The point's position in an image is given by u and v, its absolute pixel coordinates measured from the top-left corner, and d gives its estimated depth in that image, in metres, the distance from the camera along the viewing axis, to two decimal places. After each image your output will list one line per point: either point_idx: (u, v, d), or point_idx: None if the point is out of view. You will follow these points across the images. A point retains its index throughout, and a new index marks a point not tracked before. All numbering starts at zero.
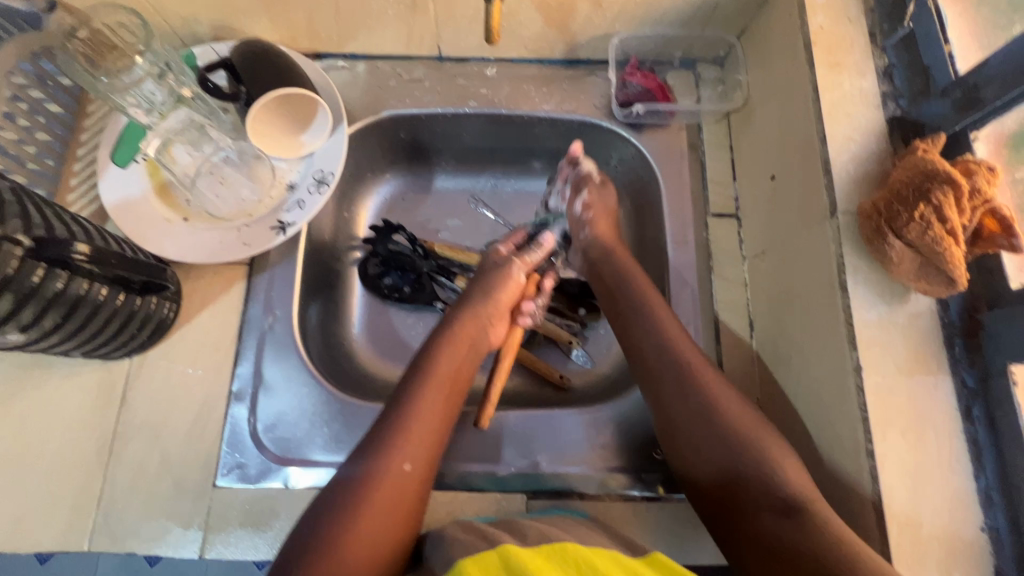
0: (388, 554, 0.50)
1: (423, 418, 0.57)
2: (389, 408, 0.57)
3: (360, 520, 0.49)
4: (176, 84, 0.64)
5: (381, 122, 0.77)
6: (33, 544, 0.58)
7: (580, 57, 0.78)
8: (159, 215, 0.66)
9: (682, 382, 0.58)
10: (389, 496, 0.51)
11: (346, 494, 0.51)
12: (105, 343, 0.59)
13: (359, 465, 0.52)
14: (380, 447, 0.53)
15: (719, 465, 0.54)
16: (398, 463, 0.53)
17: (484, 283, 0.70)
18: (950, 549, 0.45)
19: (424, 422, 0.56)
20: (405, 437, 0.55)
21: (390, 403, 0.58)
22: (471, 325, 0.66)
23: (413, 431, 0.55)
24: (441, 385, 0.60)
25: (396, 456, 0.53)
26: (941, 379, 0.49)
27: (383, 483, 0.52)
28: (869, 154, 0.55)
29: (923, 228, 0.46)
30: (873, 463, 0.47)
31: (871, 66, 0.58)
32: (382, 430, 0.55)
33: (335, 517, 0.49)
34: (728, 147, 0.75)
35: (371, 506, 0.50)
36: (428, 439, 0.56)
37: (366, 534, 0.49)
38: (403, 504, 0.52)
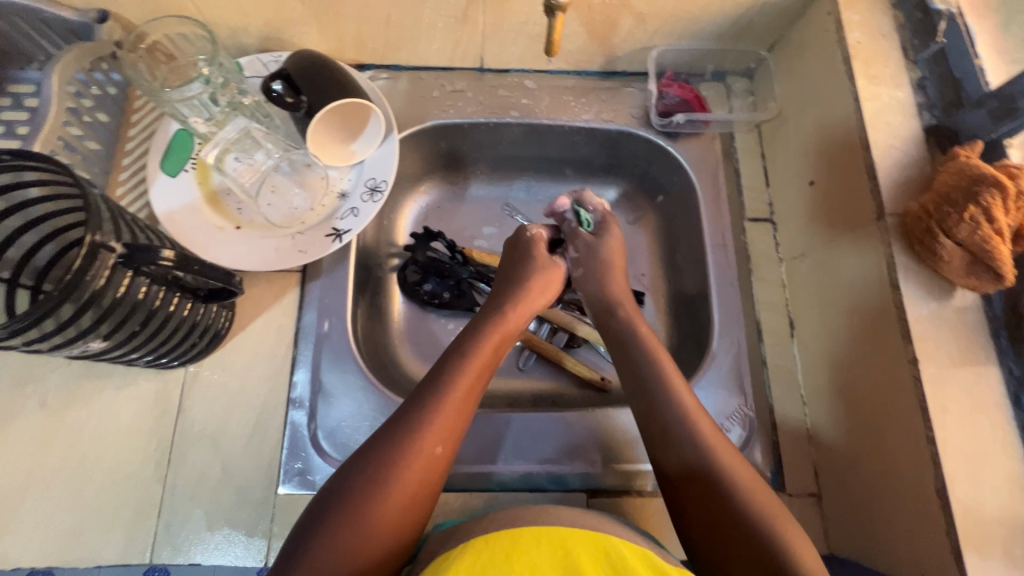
0: (407, 533, 0.49)
1: (457, 400, 0.56)
2: (426, 384, 0.57)
3: (386, 496, 0.49)
4: (237, 94, 0.67)
5: (425, 132, 0.78)
6: (95, 556, 0.58)
7: (616, 69, 0.81)
8: (210, 223, 0.66)
9: (669, 404, 0.57)
10: (419, 475, 0.51)
11: (377, 468, 0.50)
12: (168, 352, 0.59)
13: (393, 438, 0.52)
14: (415, 423, 0.53)
15: (689, 471, 0.54)
16: (431, 442, 0.52)
17: (529, 270, 0.69)
18: (1012, 529, 0.48)
19: (459, 403, 0.56)
20: (439, 416, 0.54)
21: (427, 379, 0.58)
22: (514, 313, 0.66)
23: (449, 411, 0.55)
24: (479, 367, 0.59)
25: (430, 434, 0.52)
26: (990, 368, 0.53)
27: (414, 460, 0.51)
28: (910, 160, 0.58)
29: (972, 228, 0.50)
30: (935, 449, 0.50)
31: (905, 78, 0.62)
32: (411, 410, 0.54)
33: (362, 490, 0.49)
34: (760, 155, 0.79)
35: (400, 483, 0.50)
36: (460, 422, 0.55)
37: (389, 512, 0.48)
38: (427, 484, 0.51)
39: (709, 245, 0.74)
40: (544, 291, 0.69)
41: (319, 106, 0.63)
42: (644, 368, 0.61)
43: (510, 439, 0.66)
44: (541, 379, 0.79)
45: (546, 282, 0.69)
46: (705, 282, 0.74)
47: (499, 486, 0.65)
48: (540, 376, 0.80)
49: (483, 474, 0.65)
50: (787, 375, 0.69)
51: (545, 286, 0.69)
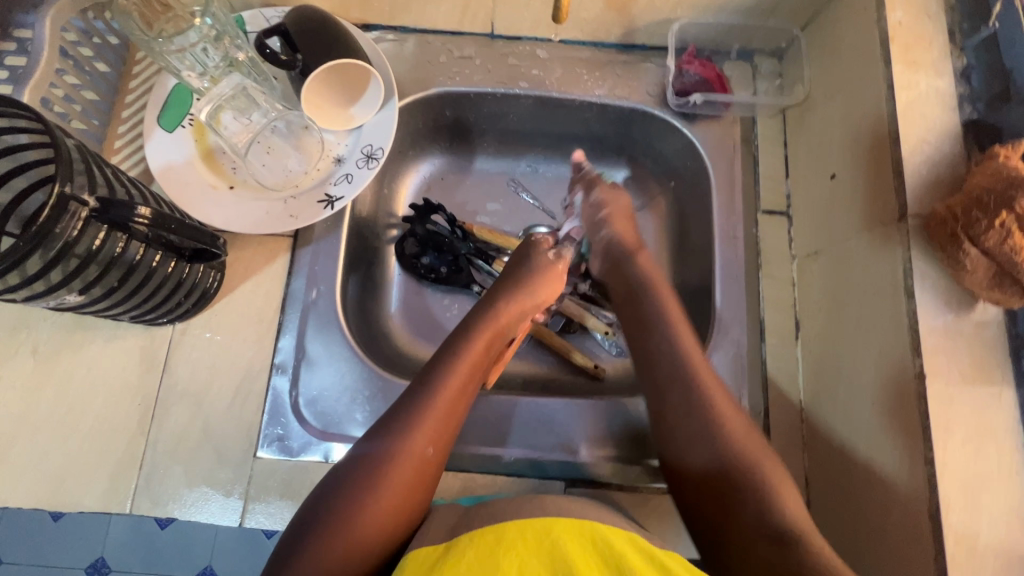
0: (399, 535, 0.49)
1: (445, 407, 0.54)
2: (414, 390, 0.55)
3: (377, 502, 0.48)
4: (232, 48, 0.65)
5: (428, 99, 0.75)
6: (78, 502, 0.60)
7: (635, 42, 0.76)
8: (205, 182, 0.65)
9: (690, 401, 0.56)
10: (410, 479, 0.50)
11: (365, 472, 0.49)
12: (153, 308, 0.59)
13: (381, 444, 0.51)
14: (402, 428, 0.52)
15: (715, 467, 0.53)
16: (420, 448, 0.52)
17: (528, 267, 0.66)
18: (1007, 562, 0.45)
19: (448, 407, 0.54)
20: (427, 420, 0.53)
21: (415, 382, 0.56)
22: (511, 312, 0.63)
23: (437, 415, 0.54)
24: (470, 370, 0.58)
25: (419, 439, 0.52)
26: (1005, 390, 0.49)
27: (403, 465, 0.50)
28: (943, 158, 0.53)
29: (1003, 235, 0.46)
30: (932, 472, 0.47)
31: (948, 66, 0.56)
32: (404, 410, 0.53)
33: (351, 496, 0.48)
34: (782, 143, 0.73)
35: (389, 486, 0.49)
36: (449, 425, 0.54)
37: (379, 519, 0.48)
38: (419, 486, 0.51)
39: (717, 236, 0.70)
40: (547, 283, 0.66)
41: (311, 61, 0.61)
42: (668, 356, 0.59)
43: (491, 421, 0.65)
44: (532, 363, 0.77)
45: (547, 277, 0.66)
46: (709, 275, 0.71)
47: (477, 468, 0.64)
48: (533, 360, 0.78)
49: (462, 455, 0.64)
50: (785, 378, 0.65)
51: (547, 284, 0.66)
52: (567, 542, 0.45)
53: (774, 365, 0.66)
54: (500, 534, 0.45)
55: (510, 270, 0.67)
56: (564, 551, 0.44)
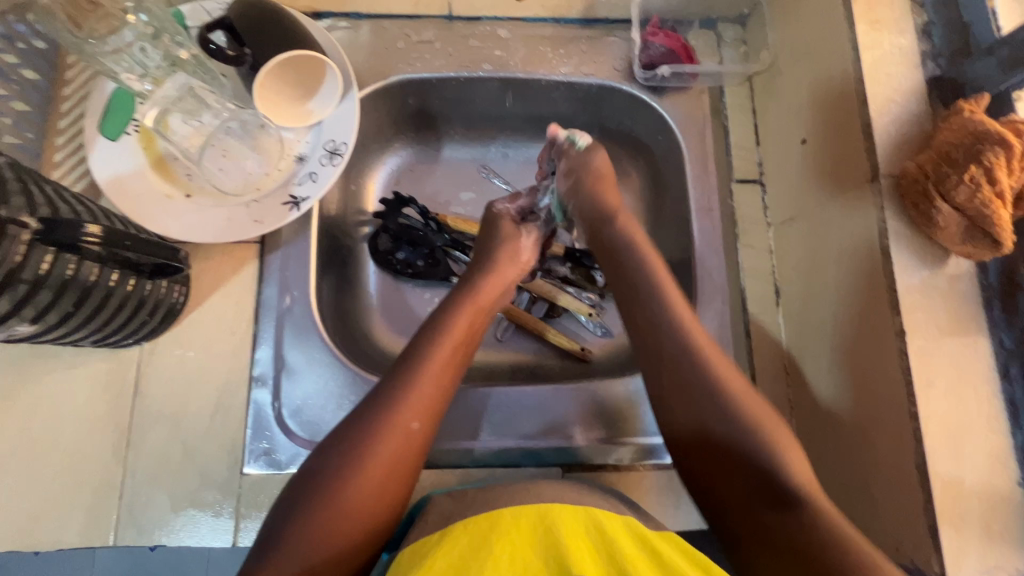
0: (384, 513, 0.48)
1: (432, 379, 0.52)
2: (399, 364, 0.53)
3: (361, 479, 0.47)
4: (172, 46, 0.61)
5: (390, 87, 0.72)
6: (57, 540, 0.57)
7: (598, 16, 0.75)
8: (158, 192, 0.61)
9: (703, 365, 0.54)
10: (392, 455, 0.48)
11: (347, 449, 0.48)
12: (116, 330, 0.56)
13: (364, 420, 0.49)
14: (385, 404, 0.50)
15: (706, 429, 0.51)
16: (405, 421, 0.50)
17: (498, 236, 0.65)
18: (991, 504, 0.47)
19: (435, 381, 0.53)
20: (411, 394, 0.51)
21: (401, 358, 0.54)
22: (490, 283, 0.62)
23: (425, 390, 0.52)
24: (455, 343, 0.56)
25: (403, 414, 0.50)
26: (981, 339, 0.50)
27: (388, 441, 0.48)
28: (910, 116, 0.54)
29: (972, 190, 0.47)
30: (917, 425, 0.48)
31: (910, 23, 0.56)
32: (387, 386, 0.51)
33: (335, 471, 0.47)
34: (751, 111, 0.73)
35: (373, 464, 0.47)
36: (437, 402, 0.52)
37: (363, 497, 0.46)
38: (405, 465, 0.49)
39: (694, 210, 0.69)
40: (518, 260, 0.64)
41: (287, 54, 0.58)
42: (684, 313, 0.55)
43: (481, 412, 0.64)
44: (518, 351, 0.76)
45: (515, 253, 0.64)
46: (688, 248, 0.71)
47: (472, 461, 0.64)
48: (518, 348, 0.76)
49: (458, 452, 0.63)
50: (770, 346, 0.66)
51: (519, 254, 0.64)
52: (566, 529, 0.44)
53: (758, 334, 0.66)
54: (495, 523, 0.45)
55: (484, 242, 0.65)
56: (557, 533, 0.44)
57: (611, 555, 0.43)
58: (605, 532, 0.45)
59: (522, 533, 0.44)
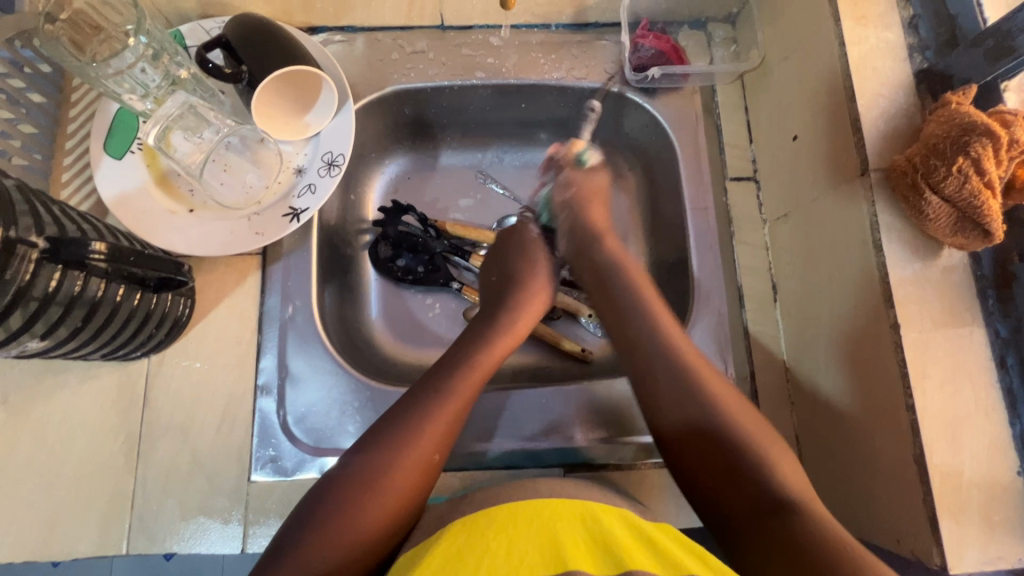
0: (397, 539, 0.48)
1: (457, 411, 0.54)
2: (428, 389, 0.55)
3: (380, 504, 0.47)
4: (171, 66, 0.63)
5: (385, 98, 0.73)
6: (71, 550, 0.58)
7: (588, 21, 0.76)
8: (162, 208, 0.62)
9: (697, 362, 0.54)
10: (411, 484, 0.49)
11: (370, 470, 0.49)
12: (124, 343, 0.57)
13: (390, 441, 0.50)
14: (412, 430, 0.51)
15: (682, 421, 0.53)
16: (429, 452, 0.51)
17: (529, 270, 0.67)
18: (991, 494, 0.47)
19: (457, 414, 0.54)
20: (438, 425, 0.52)
21: (419, 385, 0.55)
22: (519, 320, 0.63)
23: (448, 423, 0.53)
24: (479, 375, 0.57)
25: (430, 444, 0.51)
26: (976, 330, 0.50)
27: (409, 466, 0.49)
28: (898, 110, 0.54)
29: (961, 180, 0.47)
30: (914, 417, 0.48)
31: (896, 17, 0.57)
32: (415, 411, 0.52)
33: (355, 495, 0.47)
34: (743, 109, 0.74)
35: (393, 489, 0.48)
36: (453, 434, 0.54)
37: (376, 521, 0.47)
38: (421, 493, 0.50)
39: (688, 209, 0.70)
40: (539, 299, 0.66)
41: (290, 61, 0.60)
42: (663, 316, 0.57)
43: (483, 413, 0.65)
44: (519, 353, 0.77)
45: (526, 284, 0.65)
46: (684, 246, 0.71)
47: (475, 464, 0.64)
48: (519, 351, 0.77)
49: (460, 454, 0.64)
50: (769, 342, 0.66)
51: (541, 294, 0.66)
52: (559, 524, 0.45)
53: (756, 331, 0.67)
54: (492, 520, 0.45)
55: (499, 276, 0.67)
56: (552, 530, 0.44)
57: (608, 547, 0.43)
58: (602, 524, 0.45)
59: (518, 528, 0.45)
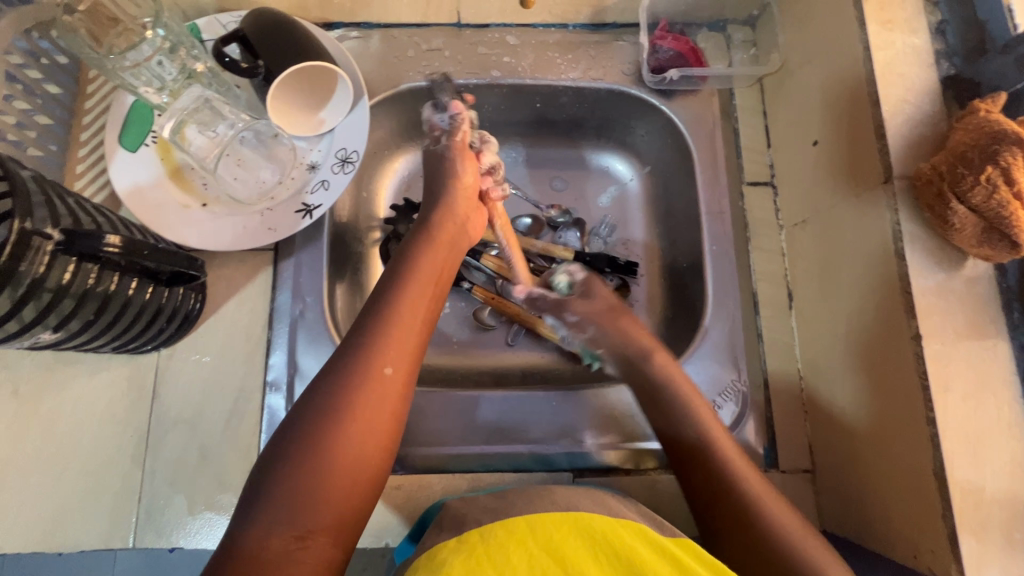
0: (376, 470, 0.45)
1: (401, 315, 0.50)
2: (364, 314, 0.50)
3: (344, 432, 0.43)
4: (188, 59, 0.62)
5: (400, 95, 0.73)
6: (78, 542, 0.58)
7: (606, 21, 0.75)
8: (175, 202, 0.62)
9: None
10: (374, 403, 0.45)
11: (325, 403, 0.44)
12: (135, 337, 0.57)
13: (336, 373, 0.46)
14: (356, 353, 0.47)
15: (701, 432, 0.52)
16: (378, 366, 0.46)
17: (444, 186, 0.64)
18: (1013, 512, 0.46)
19: (406, 323, 0.50)
20: (381, 339, 0.48)
21: (363, 311, 0.50)
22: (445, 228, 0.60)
23: (394, 331, 0.49)
24: (422, 289, 0.53)
25: (373, 357, 0.46)
26: (1000, 342, 0.49)
27: (360, 388, 0.45)
28: (924, 116, 0.53)
29: (989, 191, 0.46)
30: (935, 430, 0.47)
31: (923, 22, 0.56)
32: (354, 337, 0.48)
33: (310, 430, 0.43)
34: (761, 113, 0.73)
35: (351, 410, 0.44)
36: (413, 335, 0.50)
37: (342, 454, 0.43)
38: (388, 406, 0.46)
39: (704, 213, 0.69)
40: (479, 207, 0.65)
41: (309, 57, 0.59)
42: None
43: (492, 416, 0.64)
44: (529, 355, 0.76)
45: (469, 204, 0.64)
46: (699, 251, 0.70)
47: (484, 466, 0.64)
48: (529, 352, 0.76)
49: (468, 456, 0.63)
50: (782, 351, 0.65)
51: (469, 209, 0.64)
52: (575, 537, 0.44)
53: (770, 338, 0.66)
54: (511, 528, 0.45)
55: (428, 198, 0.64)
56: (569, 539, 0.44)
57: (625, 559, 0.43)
58: (614, 533, 0.45)
59: (538, 538, 0.44)
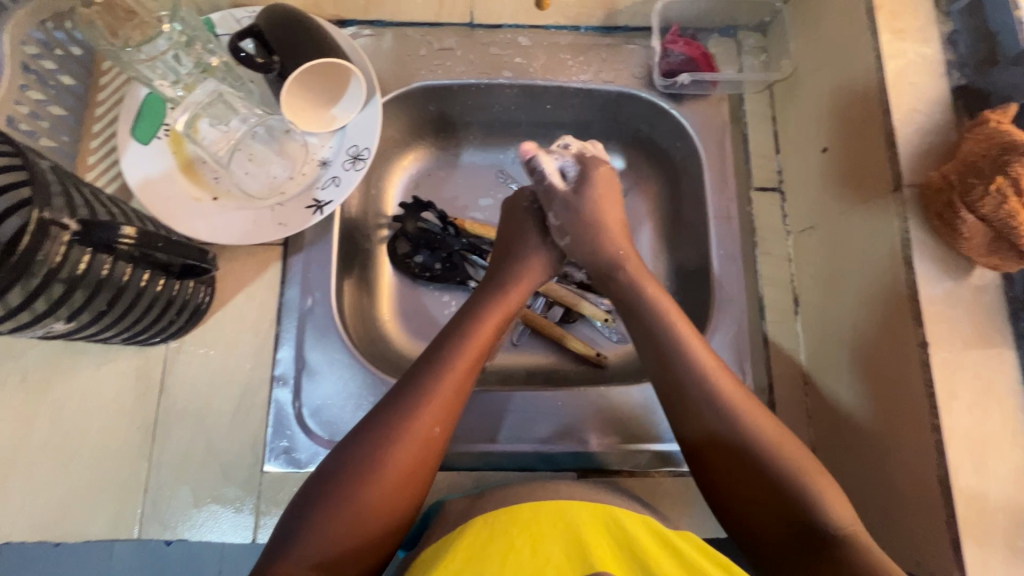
0: (399, 519, 0.48)
1: (453, 380, 0.53)
2: (421, 368, 0.53)
3: (380, 479, 0.47)
4: (204, 54, 0.63)
5: (411, 93, 0.73)
6: (84, 532, 0.59)
7: (618, 25, 0.76)
8: (186, 195, 0.62)
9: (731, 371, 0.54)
10: (414, 460, 0.49)
11: (371, 449, 0.48)
12: (145, 329, 0.57)
13: (387, 422, 0.49)
14: (408, 408, 0.50)
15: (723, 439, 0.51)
16: (424, 428, 0.50)
17: (529, 240, 0.64)
18: (1015, 519, 0.47)
19: (454, 389, 0.53)
20: (432, 401, 0.51)
21: (422, 360, 0.54)
22: (516, 288, 0.61)
23: (443, 397, 0.52)
24: (476, 352, 0.55)
25: (423, 420, 0.50)
26: (1006, 351, 0.50)
27: (405, 447, 0.49)
28: (934, 125, 0.53)
29: (998, 202, 0.46)
30: (939, 437, 0.48)
31: (934, 33, 0.56)
32: (409, 389, 0.52)
33: (355, 472, 0.47)
34: (770, 118, 0.73)
35: (393, 465, 0.48)
36: (458, 401, 0.53)
37: (378, 502, 0.47)
38: (423, 470, 0.50)
39: (712, 217, 0.69)
40: (547, 262, 0.64)
41: (325, 53, 0.60)
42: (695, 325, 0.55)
43: (492, 414, 0.64)
44: (534, 355, 0.76)
45: (543, 265, 0.64)
46: (706, 255, 0.70)
47: (488, 465, 0.64)
48: (534, 352, 0.77)
49: (473, 454, 0.63)
50: (788, 356, 0.65)
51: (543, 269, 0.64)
52: (587, 524, 0.45)
53: (775, 343, 0.66)
54: (514, 517, 0.45)
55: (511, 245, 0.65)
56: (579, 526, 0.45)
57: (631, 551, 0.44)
58: (626, 528, 0.46)
59: (543, 529, 0.44)
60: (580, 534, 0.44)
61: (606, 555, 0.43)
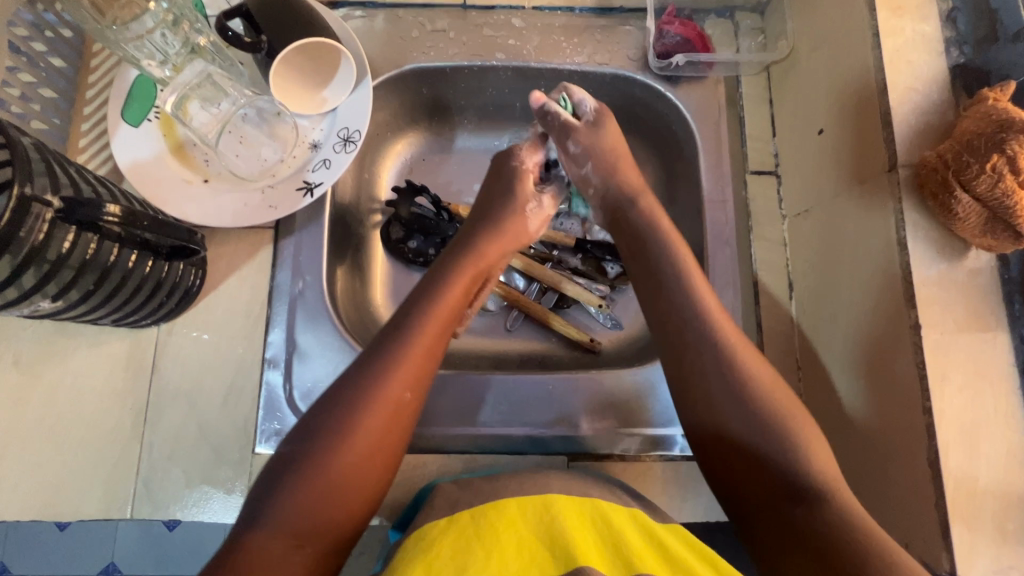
0: (373, 482, 0.48)
1: (424, 343, 0.52)
2: (390, 331, 0.53)
3: (352, 445, 0.47)
4: (191, 33, 0.63)
5: (403, 76, 0.72)
6: (77, 512, 0.59)
7: (613, 6, 0.74)
8: (177, 177, 0.62)
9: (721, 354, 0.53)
10: (384, 424, 0.49)
11: (341, 417, 0.48)
12: (134, 310, 0.57)
13: (356, 388, 0.49)
14: (377, 373, 0.50)
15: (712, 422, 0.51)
16: (395, 392, 0.49)
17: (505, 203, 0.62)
18: (1006, 502, 0.46)
19: (425, 351, 0.52)
20: (402, 365, 0.50)
21: (389, 325, 0.54)
22: (490, 251, 0.60)
23: (412, 359, 0.51)
24: (448, 315, 0.55)
25: (394, 384, 0.50)
26: (1000, 334, 0.49)
27: (375, 411, 0.48)
28: (931, 105, 0.52)
29: (993, 180, 0.46)
30: (930, 420, 0.47)
31: (934, 10, 0.55)
32: (380, 354, 0.51)
33: (324, 443, 0.47)
34: (767, 101, 0.72)
35: (364, 430, 0.48)
36: (430, 363, 0.52)
37: (351, 467, 0.47)
38: (394, 433, 0.49)
39: (707, 201, 0.69)
40: (524, 226, 0.63)
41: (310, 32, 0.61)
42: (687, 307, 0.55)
43: (485, 398, 0.64)
44: (528, 340, 0.76)
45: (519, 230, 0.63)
46: (700, 239, 0.70)
47: (479, 449, 0.64)
48: (528, 338, 0.76)
49: (463, 438, 0.63)
50: (782, 341, 0.65)
51: (518, 232, 0.63)
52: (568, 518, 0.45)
53: (769, 328, 0.65)
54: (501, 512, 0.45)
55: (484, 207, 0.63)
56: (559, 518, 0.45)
57: (617, 549, 0.44)
58: (613, 525, 0.46)
59: (527, 522, 0.45)
60: (565, 527, 0.44)
61: (588, 550, 0.43)
